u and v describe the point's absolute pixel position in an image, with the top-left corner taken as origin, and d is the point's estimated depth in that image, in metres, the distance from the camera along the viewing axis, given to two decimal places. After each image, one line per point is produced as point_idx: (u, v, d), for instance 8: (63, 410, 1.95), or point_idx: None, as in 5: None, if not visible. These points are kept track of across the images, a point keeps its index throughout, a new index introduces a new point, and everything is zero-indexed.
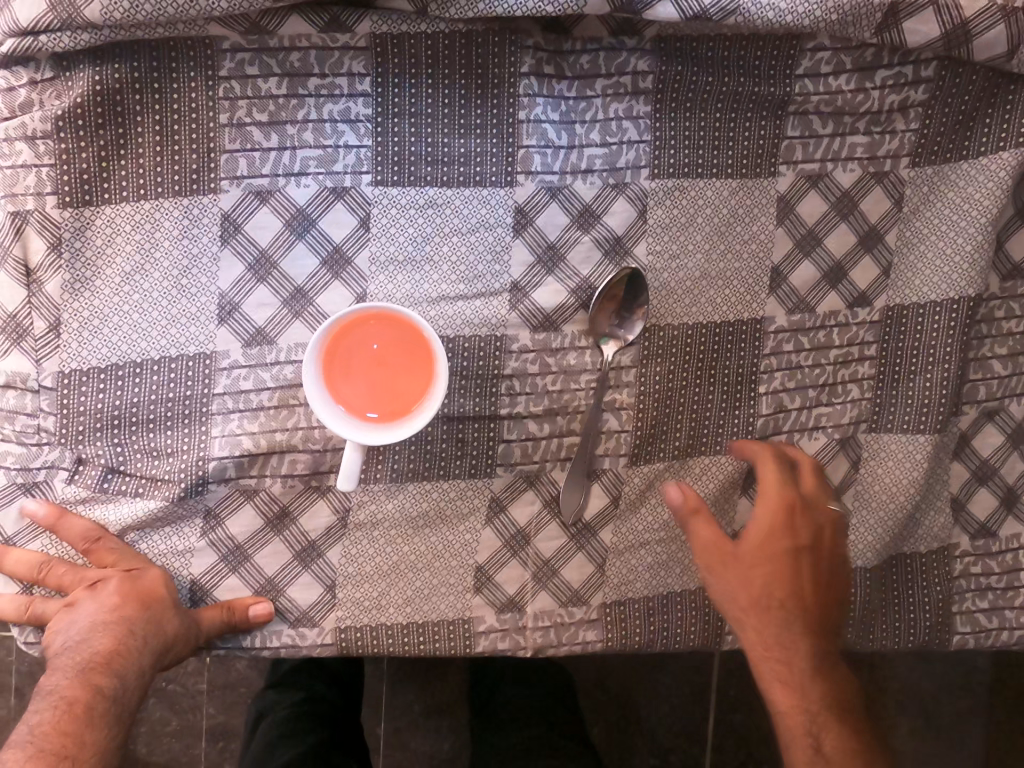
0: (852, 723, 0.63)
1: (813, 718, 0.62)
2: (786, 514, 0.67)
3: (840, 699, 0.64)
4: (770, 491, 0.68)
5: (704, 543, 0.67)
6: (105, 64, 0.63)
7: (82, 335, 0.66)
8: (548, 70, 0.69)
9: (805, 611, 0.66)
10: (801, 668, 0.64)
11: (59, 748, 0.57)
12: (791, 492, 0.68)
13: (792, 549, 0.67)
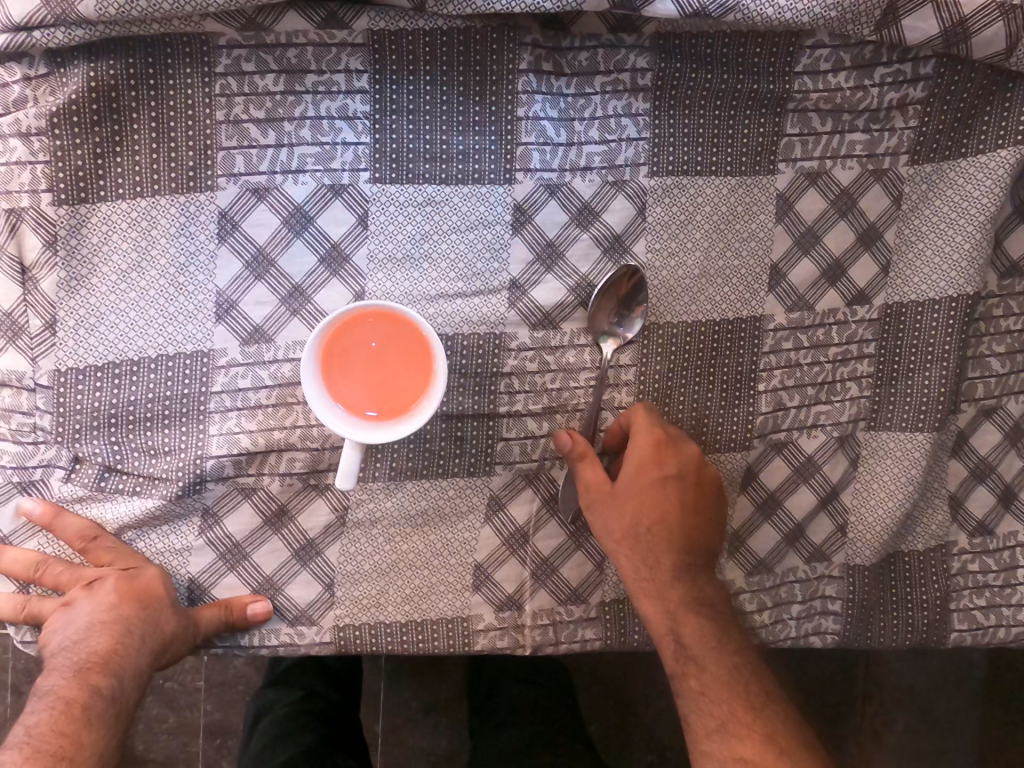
0: (722, 637, 0.65)
1: (682, 634, 0.65)
2: (655, 450, 0.68)
3: (708, 618, 0.66)
4: (644, 436, 0.69)
5: (588, 478, 0.68)
6: (101, 60, 0.63)
7: (78, 333, 0.66)
8: (546, 67, 0.69)
9: (674, 537, 0.67)
10: (667, 590, 0.66)
11: (56, 749, 0.56)
12: (657, 432, 0.69)
13: (664, 480, 0.68)
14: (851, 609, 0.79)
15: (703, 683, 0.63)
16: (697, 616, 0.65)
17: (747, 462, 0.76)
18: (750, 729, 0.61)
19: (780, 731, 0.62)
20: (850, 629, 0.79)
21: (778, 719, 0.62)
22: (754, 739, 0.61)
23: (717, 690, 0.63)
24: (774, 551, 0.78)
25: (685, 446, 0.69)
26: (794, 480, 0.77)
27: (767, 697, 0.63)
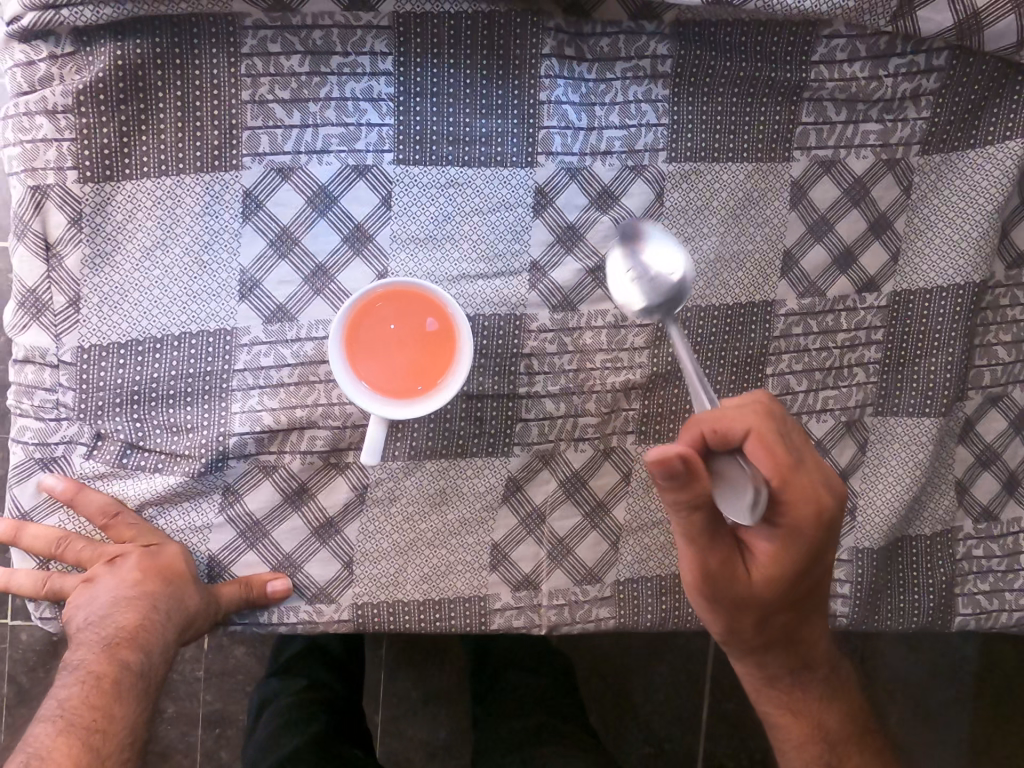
0: (845, 689, 0.69)
1: (810, 718, 0.66)
2: (808, 530, 0.55)
3: (831, 673, 0.68)
4: (802, 517, 0.55)
5: (708, 559, 0.56)
6: (128, 38, 0.63)
7: (102, 310, 0.66)
8: (568, 52, 0.70)
9: (809, 611, 0.63)
10: (794, 678, 0.66)
11: (89, 722, 0.57)
12: (811, 499, 0.55)
13: (814, 564, 0.58)
14: (860, 592, 0.80)
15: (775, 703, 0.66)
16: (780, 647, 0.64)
17: None
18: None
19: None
20: (857, 612, 0.80)
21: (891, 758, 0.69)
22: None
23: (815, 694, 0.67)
24: None
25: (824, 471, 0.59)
26: None
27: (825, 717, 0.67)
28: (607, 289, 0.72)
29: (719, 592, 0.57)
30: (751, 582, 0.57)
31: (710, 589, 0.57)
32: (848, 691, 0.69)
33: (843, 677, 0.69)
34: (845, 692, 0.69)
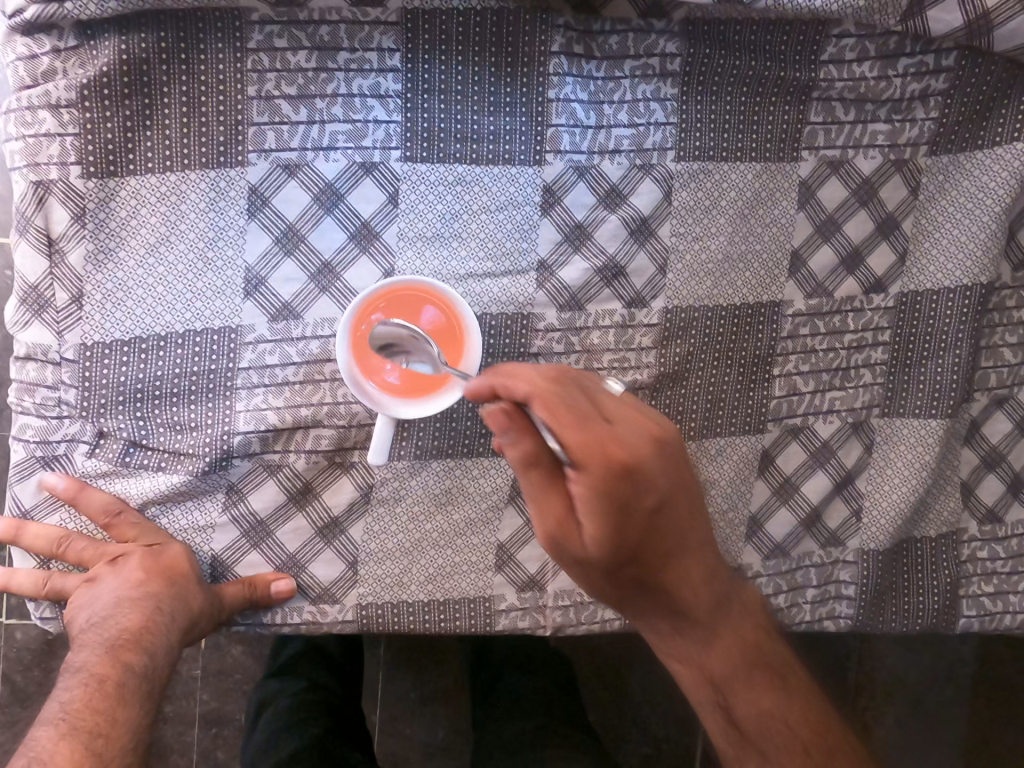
0: (745, 622, 0.61)
1: (699, 665, 0.60)
2: (627, 481, 0.49)
3: (727, 607, 0.60)
4: (588, 461, 0.48)
5: (545, 517, 0.52)
6: (132, 32, 0.62)
7: (105, 307, 0.66)
8: (577, 49, 0.69)
9: (680, 550, 0.56)
10: (674, 627, 0.59)
11: (92, 725, 0.55)
12: (617, 441, 0.49)
13: (650, 510, 0.51)
14: (865, 594, 0.79)
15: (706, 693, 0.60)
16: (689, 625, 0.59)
17: (763, 447, 0.77)
18: (786, 732, 0.58)
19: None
20: (862, 614, 0.79)
21: (821, 701, 0.61)
22: (791, 746, 0.57)
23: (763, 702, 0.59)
24: (791, 535, 0.78)
25: (633, 405, 0.53)
26: (810, 464, 0.78)
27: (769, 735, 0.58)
28: (614, 289, 0.72)
29: (563, 552, 0.53)
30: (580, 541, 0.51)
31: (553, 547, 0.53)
32: (755, 622, 0.62)
33: (747, 607, 0.62)
34: (746, 628, 0.61)
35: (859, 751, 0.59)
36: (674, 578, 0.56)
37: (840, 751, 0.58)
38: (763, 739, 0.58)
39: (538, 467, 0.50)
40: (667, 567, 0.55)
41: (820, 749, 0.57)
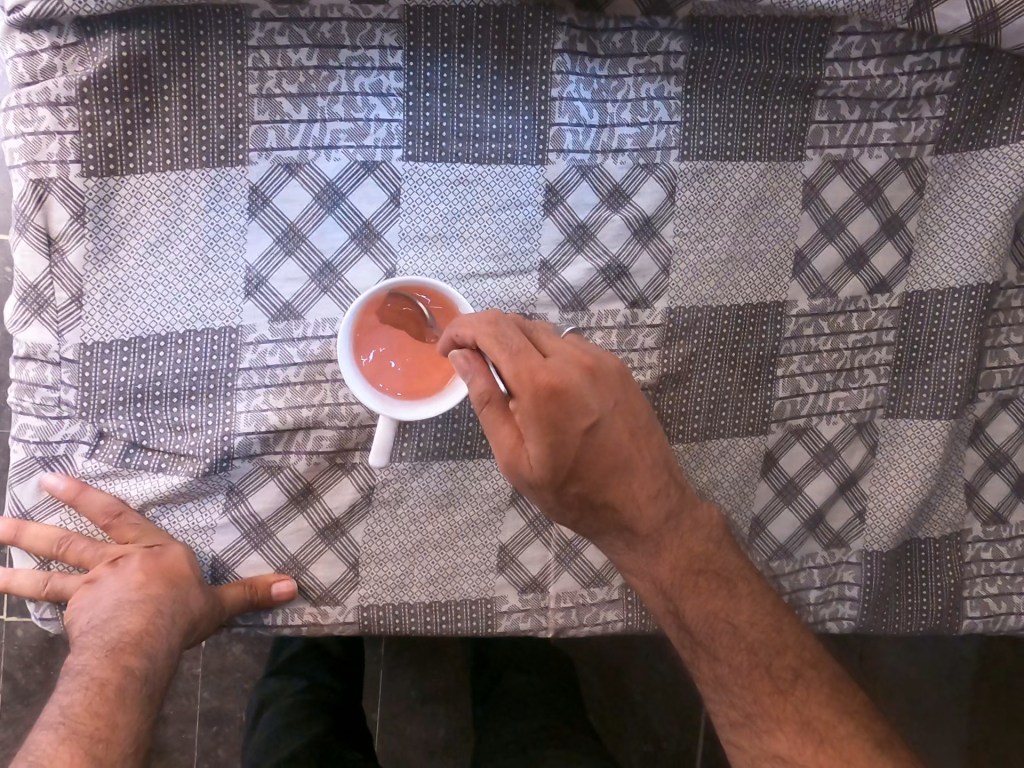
0: (697, 531, 0.57)
1: (649, 576, 0.57)
2: (560, 403, 0.49)
3: (678, 518, 0.56)
4: (520, 389, 0.48)
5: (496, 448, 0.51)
6: (132, 30, 0.62)
7: (105, 306, 0.65)
8: (581, 48, 0.69)
9: (622, 462, 0.53)
10: (625, 542, 0.57)
11: (92, 730, 0.55)
12: (549, 367, 0.49)
13: (587, 429, 0.50)
14: (869, 595, 0.79)
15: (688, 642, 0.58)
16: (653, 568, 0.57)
17: (766, 447, 0.77)
18: (735, 636, 0.56)
19: (810, 727, 0.54)
20: (866, 616, 0.79)
21: (774, 599, 0.59)
22: (739, 647, 0.56)
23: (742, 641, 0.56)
24: (794, 536, 0.78)
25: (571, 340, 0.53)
26: (813, 466, 0.78)
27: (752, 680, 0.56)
28: (617, 289, 0.72)
29: (515, 476, 0.51)
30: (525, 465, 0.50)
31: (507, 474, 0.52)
32: (708, 529, 0.58)
33: (700, 516, 0.58)
34: (697, 537, 0.57)
35: (809, 650, 0.58)
36: (620, 491, 0.53)
37: (790, 650, 0.57)
38: (713, 644, 0.56)
39: (490, 405, 0.50)
40: (611, 482, 0.53)
41: (768, 650, 0.56)
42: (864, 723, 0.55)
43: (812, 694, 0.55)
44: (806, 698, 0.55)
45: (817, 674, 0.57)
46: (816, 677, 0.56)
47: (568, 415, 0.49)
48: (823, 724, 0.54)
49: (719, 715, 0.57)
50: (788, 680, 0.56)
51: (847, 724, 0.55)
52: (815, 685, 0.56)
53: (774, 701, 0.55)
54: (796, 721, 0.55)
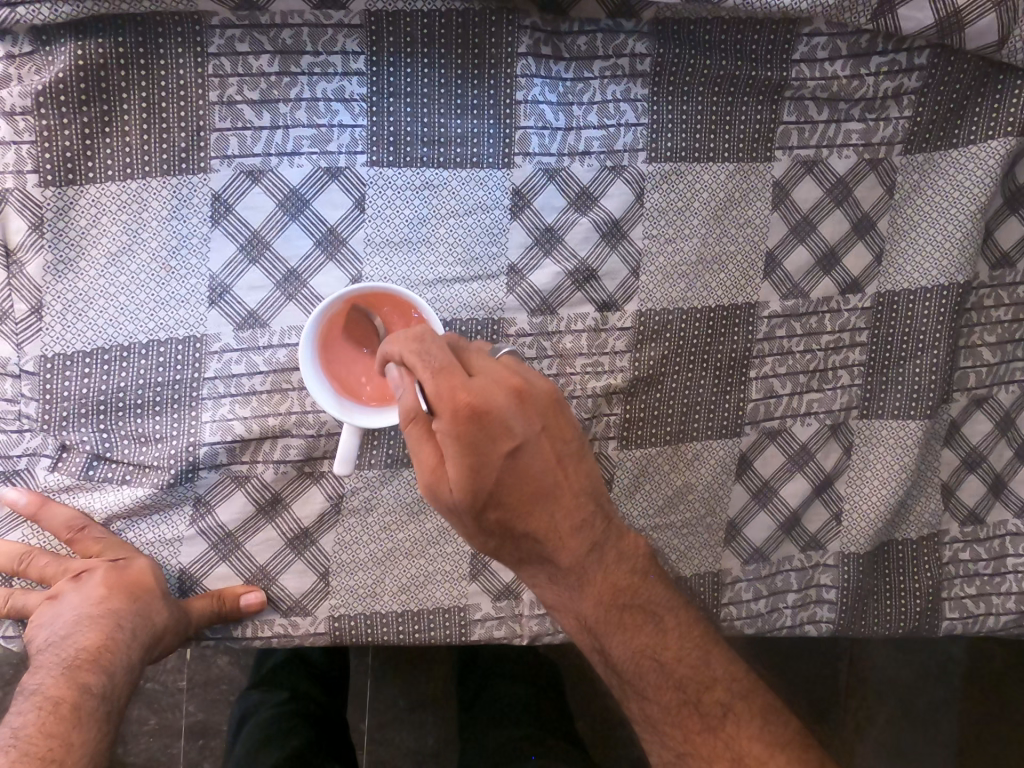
0: (623, 564, 0.56)
1: (573, 608, 0.56)
2: (481, 424, 0.48)
3: (602, 551, 0.55)
4: (439, 407, 0.47)
5: (420, 469, 0.50)
6: (88, 38, 0.61)
7: (66, 318, 0.64)
8: (545, 50, 0.68)
9: (545, 489, 0.52)
10: (548, 575, 0.56)
11: (44, 752, 0.54)
12: (472, 387, 0.48)
13: (508, 453, 0.50)
14: (846, 597, 0.79)
15: (614, 676, 0.57)
16: (577, 602, 0.56)
17: (740, 450, 0.76)
18: (661, 672, 0.55)
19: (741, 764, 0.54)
20: (843, 617, 0.79)
21: (706, 632, 0.58)
22: (666, 683, 0.55)
23: (676, 677, 0.55)
24: (770, 539, 0.77)
25: (503, 362, 0.52)
26: (788, 468, 0.77)
27: (689, 721, 0.55)
28: (586, 292, 0.71)
29: (435, 499, 0.50)
30: (445, 487, 0.49)
31: (427, 496, 0.51)
32: (636, 560, 0.57)
33: (627, 549, 0.56)
34: (624, 571, 0.56)
35: (740, 680, 0.57)
36: (540, 521, 0.53)
37: (719, 684, 0.56)
38: (639, 680, 0.55)
39: (414, 424, 0.49)
40: (532, 509, 0.52)
41: (696, 686, 0.56)
42: (795, 755, 0.54)
43: (742, 730, 0.55)
44: (736, 733, 0.55)
45: (748, 707, 0.56)
46: (748, 709, 0.56)
47: (488, 433, 0.48)
48: (755, 760, 0.54)
49: (651, 751, 0.57)
50: (717, 716, 0.55)
51: (778, 757, 0.54)
52: (745, 719, 0.55)
53: (703, 740, 0.54)
54: (726, 758, 0.54)
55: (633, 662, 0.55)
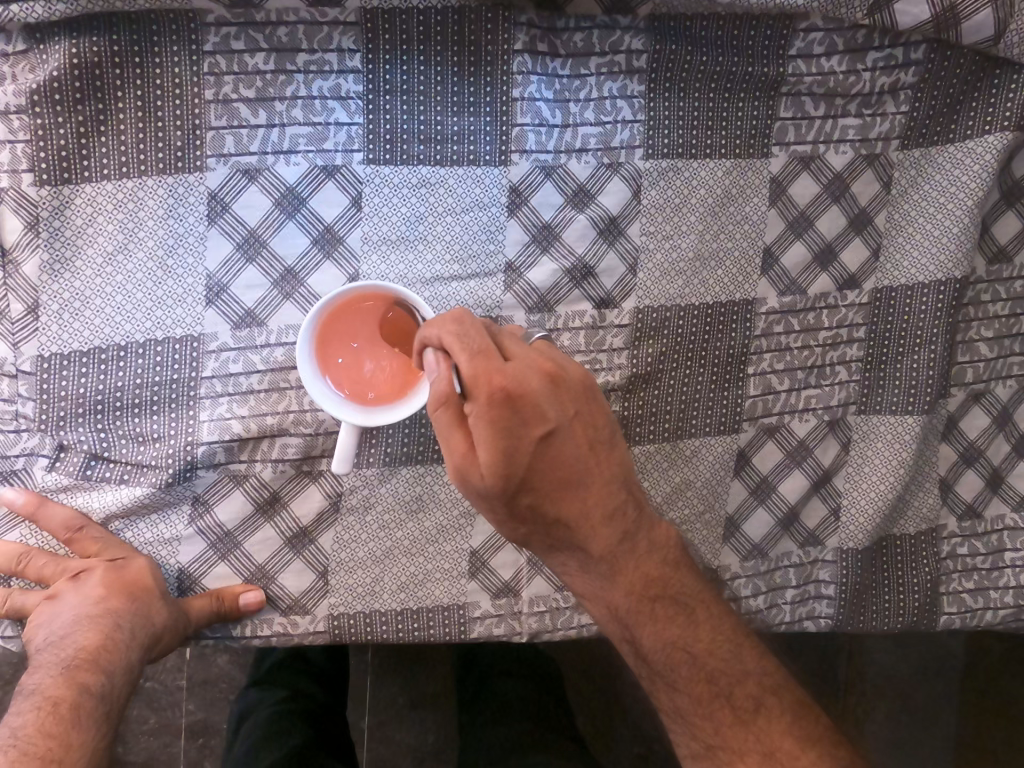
0: (655, 553, 0.56)
1: (603, 597, 0.56)
2: (516, 410, 0.48)
3: (633, 541, 0.54)
4: (476, 394, 0.48)
5: (451, 453, 0.49)
6: (83, 37, 0.61)
7: (62, 317, 0.64)
8: (541, 47, 0.68)
9: (578, 477, 0.52)
10: (579, 563, 0.55)
11: (43, 752, 0.54)
12: (508, 373, 0.48)
13: (542, 439, 0.50)
14: (845, 592, 0.79)
15: (643, 668, 0.56)
16: (608, 591, 0.55)
17: (738, 446, 0.76)
18: (692, 662, 0.55)
19: (771, 757, 0.54)
20: (842, 613, 0.79)
21: (732, 624, 0.58)
22: (696, 675, 0.55)
23: (706, 669, 0.55)
24: (768, 535, 0.78)
25: (536, 349, 0.52)
26: (786, 464, 0.77)
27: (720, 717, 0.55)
28: (584, 290, 0.71)
29: (467, 485, 0.50)
30: (477, 474, 0.49)
31: (457, 481, 0.51)
32: (665, 551, 0.56)
33: (657, 539, 0.56)
34: (656, 560, 0.56)
35: (770, 676, 0.57)
36: (573, 508, 0.52)
37: (749, 677, 0.56)
38: (670, 672, 0.55)
39: (447, 408, 0.49)
40: (565, 497, 0.52)
41: (726, 678, 0.56)
42: (823, 749, 0.55)
43: (772, 723, 0.55)
44: (766, 727, 0.55)
45: (777, 702, 0.56)
46: (777, 704, 0.56)
47: (521, 417, 0.49)
48: (785, 753, 0.54)
49: (678, 744, 0.57)
50: (748, 709, 0.55)
51: (809, 752, 0.54)
52: (775, 714, 0.55)
53: (734, 732, 0.54)
54: (757, 753, 0.54)
55: (663, 652, 0.55)
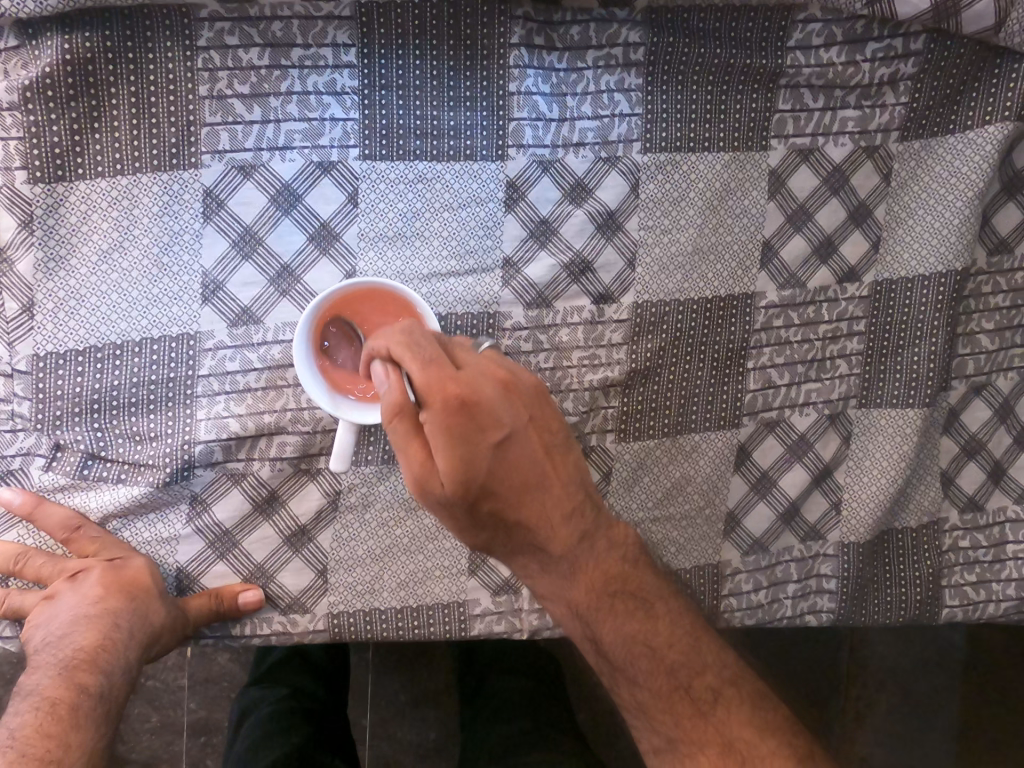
0: (613, 551, 0.56)
1: (564, 599, 0.56)
2: (471, 417, 0.48)
3: (592, 541, 0.54)
4: (431, 402, 0.47)
5: (409, 464, 0.48)
6: (76, 33, 0.61)
7: (57, 316, 0.64)
8: (537, 41, 0.68)
9: (537, 480, 0.51)
10: (541, 567, 0.55)
11: (43, 752, 0.53)
12: (461, 380, 0.48)
13: (499, 445, 0.49)
14: (846, 586, 0.78)
15: (604, 665, 0.56)
16: (567, 594, 0.55)
17: (739, 441, 0.76)
18: (654, 659, 0.55)
19: (732, 748, 0.54)
20: (844, 607, 0.78)
21: (695, 620, 0.58)
22: (657, 671, 0.55)
23: (665, 664, 0.55)
24: (769, 530, 0.77)
25: (487, 355, 0.52)
26: (786, 459, 0.77)
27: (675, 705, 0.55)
28: (582, 285, 0.71)
29: (426, 496, 0.49)
30: (436, 483, 0.48)
31: (416, 492, 0.49)
32: (624, 550, 0.57)
33: (615, 538, 0.56)
34: (613, 559, 0.56)
35: (727, 667, 0.57)
36: (532, 512, 0.52)
37: (710, 670, 0.56)
38: (631, 668, 0.55)
39: (401, 419, 0.48)
40: (527, 501, 0.51)
41: (686, 671, 0.56)
42: (784, 738, 0.55)
43: (732, 714, 0.55)
44: (727, 718, 0.55)
45: (737, 693, 0.56)
46: (737, 695, 0.56)
47: (479, 424, 0.48)
48: (745, 744, 0.54)
49: (641, 740, 0.57)
50: (708, 702, 0.55)
51: (768, 740, 0.55)
52: (736, 706, 0.56)
53: (694, 724, 0.55)
54: (717, 743, 0.54)
55: (624, 651, 0.55)
